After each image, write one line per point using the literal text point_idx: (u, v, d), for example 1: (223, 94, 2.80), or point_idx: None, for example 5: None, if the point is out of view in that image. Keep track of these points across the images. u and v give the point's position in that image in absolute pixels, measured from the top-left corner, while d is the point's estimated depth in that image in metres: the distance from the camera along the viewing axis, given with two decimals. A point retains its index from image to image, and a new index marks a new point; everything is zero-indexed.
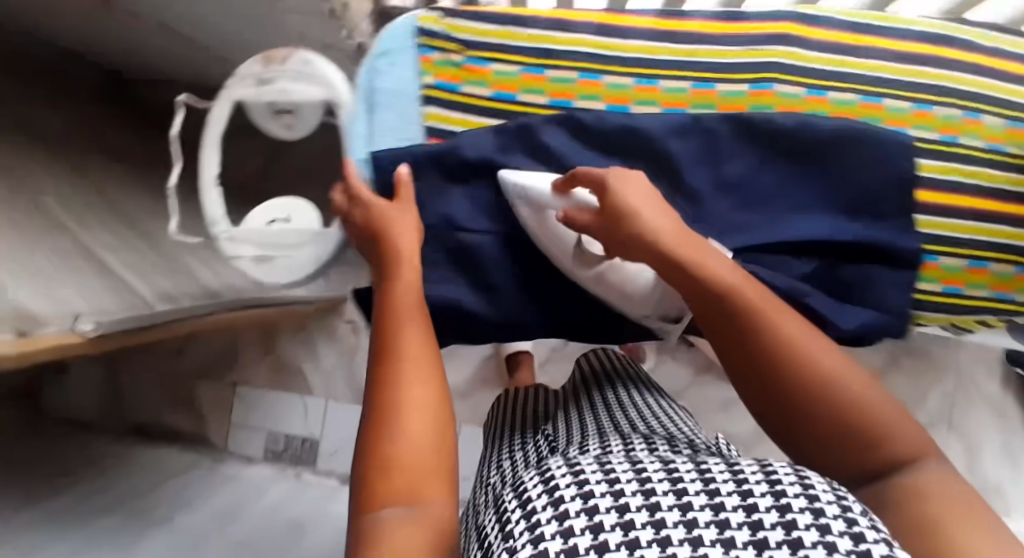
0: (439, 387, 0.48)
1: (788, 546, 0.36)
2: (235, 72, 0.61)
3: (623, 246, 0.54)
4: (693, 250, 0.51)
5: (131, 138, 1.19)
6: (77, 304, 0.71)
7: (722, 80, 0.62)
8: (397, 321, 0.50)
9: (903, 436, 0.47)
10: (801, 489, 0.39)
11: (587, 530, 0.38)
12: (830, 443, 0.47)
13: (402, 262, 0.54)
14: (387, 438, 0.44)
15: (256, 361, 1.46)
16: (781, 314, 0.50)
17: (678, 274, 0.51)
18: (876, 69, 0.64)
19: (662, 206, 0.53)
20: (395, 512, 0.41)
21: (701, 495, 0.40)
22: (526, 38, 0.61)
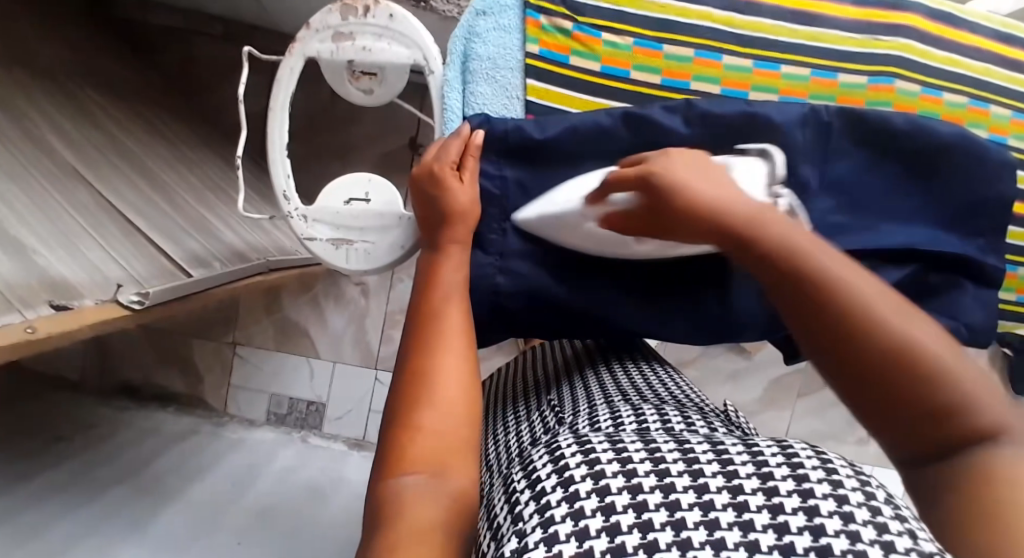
0: (470, 358, 0.42)
1: (805, 513, 0.29)
2: (309, 24, 0.54)
3: (667, 224, 0.42)
4: (733, 206, 0.39)
5: (124, 78, 1.07)
6: (111, 271, 0.65)
7: (843, 69, 0.55)
8: (445, 293, 0.44)
9: (994, 411, 0.32)
10: (822, 460, 0.32)
11: (598, 511, 0.31)
12: (896, 424, 0.33)
13: (462, 225, 0.47)
14: (425, 406, 0.38)
15: (258, 321, 1.39)
16: (847, 264, 0.36)
17: (722, 242, 0.39)
18: (978, 71, 0.58)
19: (707, 172, 0.42)
20: (418, 482, 0.35)
21: (713, 462, 0.34)
22: (636, 7, 0.54)
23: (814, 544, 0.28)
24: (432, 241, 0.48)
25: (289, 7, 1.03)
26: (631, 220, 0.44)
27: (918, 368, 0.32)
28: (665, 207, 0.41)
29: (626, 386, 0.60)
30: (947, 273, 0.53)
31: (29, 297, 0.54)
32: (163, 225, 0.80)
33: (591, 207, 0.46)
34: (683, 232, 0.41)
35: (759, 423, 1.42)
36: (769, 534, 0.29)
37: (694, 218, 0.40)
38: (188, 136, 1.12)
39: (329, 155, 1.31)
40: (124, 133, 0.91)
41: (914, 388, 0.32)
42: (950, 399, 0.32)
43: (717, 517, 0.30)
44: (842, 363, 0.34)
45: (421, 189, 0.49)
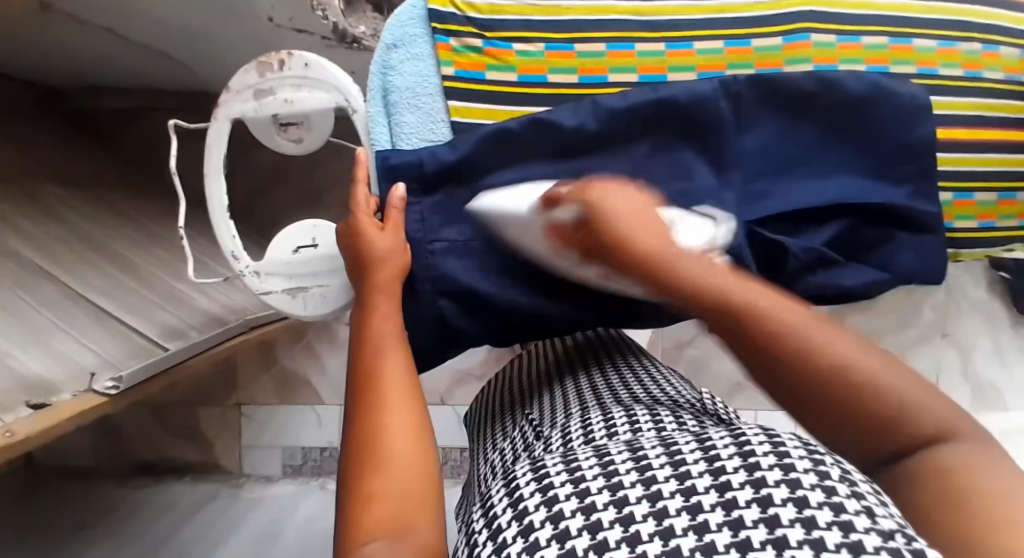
0: (414, 407, 0.43)
1: (759, 505, 0.29)
2: (229, 85, 0.55)
3: (597, 255, 0.43)
4: (677, 260, 0.40)
5: (78, 165, 1.08)
6: (85, 359, 0.66)
7: (756, 34, 0.55)
8: (376, 349, 0.46)
9: (943, 418, 0.35)
10: (772, 446, 0.33)
11: (553, 540, 0.31)
12: (852, 438, 0.36)
13: (384, 269, 0.50)
14: (374, 475, 0.38)
15: (258, 377, 1.39)
16: (784, 302, 0.38)
17: (656, 287, 0.40)
18: (892, 10, 0.58)
19: (638, 213, 0.42)
20: (375, 548, 0.34)
21: (665, 467, 0.34)
22: (540, 13, 0.55)
23: (770, 537, 0.27)
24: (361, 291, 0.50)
25: (227, 67, 1.04)
26: (569, 238, 0.44)
27: (862, 396, 0.35)
28: (596, 239, 0.42)
29: (601, 389, 0.60)
30: (883, 225, 0.56)
31: (6, 401, 0.55)
32: (136, 304, 0.81)
33: (538, 215, 0.45)
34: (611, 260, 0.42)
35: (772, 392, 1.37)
36: (723, 532, 0.28)
37: (626, 256, 0.41)
38: (153, 211, 1.13)
39: (300, 203, 1.32)
40: (87, 221, 0.92)
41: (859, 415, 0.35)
42: (898, 417, 0.35)
43: (672, 524, 0.30)
44: (797, 399, 0.37)
45: (348, 245, 0.52)
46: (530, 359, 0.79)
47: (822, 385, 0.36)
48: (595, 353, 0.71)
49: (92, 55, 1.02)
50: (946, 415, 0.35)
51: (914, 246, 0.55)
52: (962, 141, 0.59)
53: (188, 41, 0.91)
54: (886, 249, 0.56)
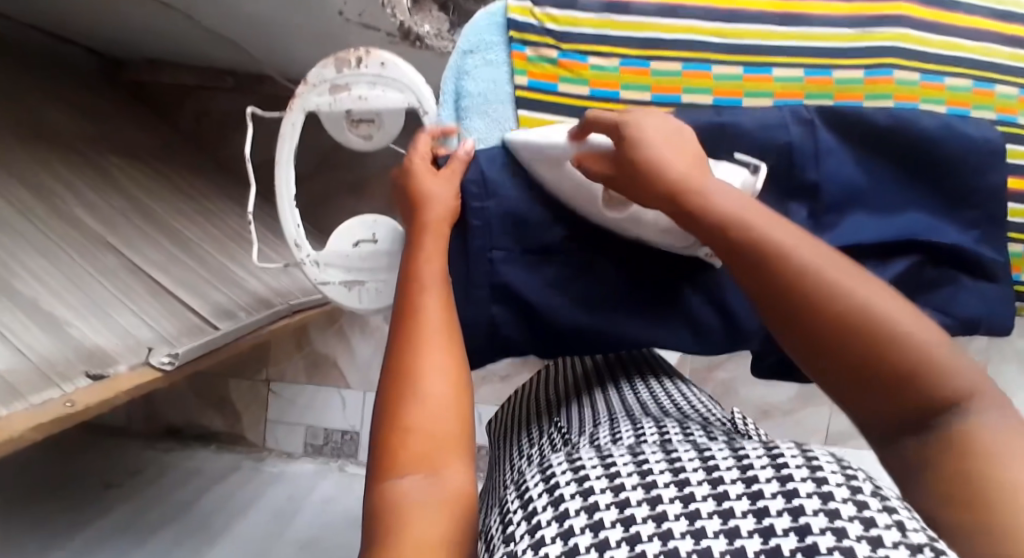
0: (455, 352, 0.43)
1: (784, 497, 0.28)
2: (306, 79, 0.56)
3: (631, 187, 0.43)
4: (705, 186, 0.39)
5: (137, 135, 1.11)
6: (139, 331, 0.68)
7: (837, 65, 0.54)
8: (422, 287, 0.45)
9: (962, 376, 0.33)
10: (802, 449, 0.32)
11: (582, 511, 0.31)
12: (865, 396, 0.34)
13: (432, 206, 0.50)
14: (410, 402, 0.39)
15: (288, 356, 1.41)
16: (808, 239, 0.37)
17: (673, 208, 0.40)
18: (980, 52, 0.56)
19: (666, 140, 0.42)
20: (414, 481, 0.36)
21: (695, 461, 0.33)
22: (622, 27, 0.54)
23: (793, 525, 0.26)
24: (410, 227, 0.50)
25: (289, 54, 1.06)
26: (598, 166, 0.46)
27: (875, 328, 0.33)
28: (630, 165, 0.42)
29: (634, 402, 0.60)
30: (946, 266, 0.54)
31: (66, 370, 0.57)
32: (184, 279, 0.83)
33: (572, 143, 0.48)
34: (640, 191, 0.42)
35: (797, 421, 1.35)
36: (748, 519, 0.27)
37: (654, 186, 0.41)
38: (204, 186, 1.15)
39: (344, 189, 1.34)
40: (143, 192, 0.94)
41: (874, 355, 0.33)
42: (912, 360, 0.33)
43: (698, 507, 0.29)
44: (801, 330, 0.35)
45: (399, 183, 0.53)
46: (557, 374, 0.79)
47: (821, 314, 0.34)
48: (629, 371, 0.70)
49: (159, 30, 1.04)
50: (967, 377, 0.33)
51: (980, 291, 0.54)
52: None
53: (254, 26, 0.92)
54: (947, 290, 0.54)
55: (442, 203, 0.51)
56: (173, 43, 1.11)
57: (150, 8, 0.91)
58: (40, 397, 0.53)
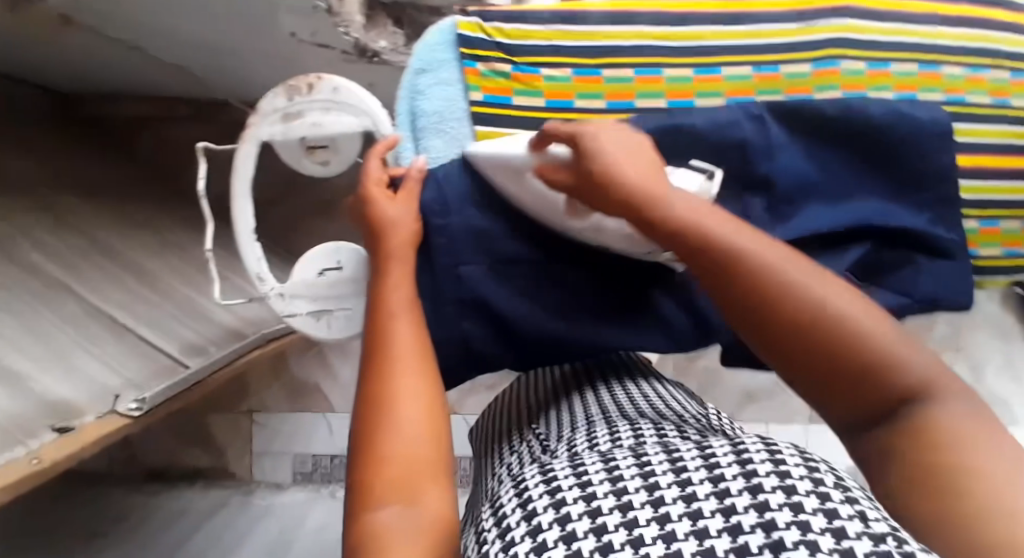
0: (432, 381, 0.43)
1: (750, 492, 0.28)
2: (257, 109, 0.55)
3: (590, 195, 0.42)
4: (665, 190, 0.39)
5: (96, 172, 1.08)
6: (105, 379, 0.67)
7: (784, 60, 0.55)
8: (391, 315, 0.45)
9: (920, 369, 0.34)
10: (765, 444, 0.32)
11: (554, 522, 0.30)
12: (831, 396, 0.35)
13: (392, 233, 0.49)
14: (388, 438, 0.38)
15: (270, 385, 1.39)
16: (763, 238, 0.37)
17: (634, 214, 0.39)
18: (921, 36, 0.58)
19: (620, 146, 0.42)
20: (394, 513, 0.35)
21: (665, 464, 0.33)
22: (571, 37, 0.55)
23: (753, 501, 0.27)
24: (374, 255, 0.50)
25: (245, 80, 1.05)
26: (559, 176, 0.44)
27: (841, 334, 0.34)
28: (588, 176, 0.42)
29: (612, 403, 0.60)
30: (901, 248, 0.55)
31: (31, 426, 0.55)
32: (152, 318, 0.81)
33: (534, 154, 0.46)
34: (599, 198, 0.42)
35: (781, 404, 1.36)
36: (716, 517, 0.27)
37: (614, 192, 0.40)
38: (169, 219, 1.13)
39: (314, 210, 1.32)
40: (105, 231, 0.92)
41: (838, 359, 0.34)
42: (878, 358, 0.34)
43: (667, 510, 0.29)
44: (773, 331, 0.35)
45: (356, 209, 0.52)
46: (533, 383, 0.78)
47: (786, 314, 0.35)
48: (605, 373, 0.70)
49: (110, 64, 1.02)
50: (928, 367, 0.35)
51: (936, 270, 0.55)
52: (984, 168, 0.59)
53: (206, 53, 0.91)
54: (908, 272, 0.55)
55: (403, 227, 0.50)
56: (126, 75, 1.09)
57: (98, 42, 0.89)
58: (4, 456, 0.51)
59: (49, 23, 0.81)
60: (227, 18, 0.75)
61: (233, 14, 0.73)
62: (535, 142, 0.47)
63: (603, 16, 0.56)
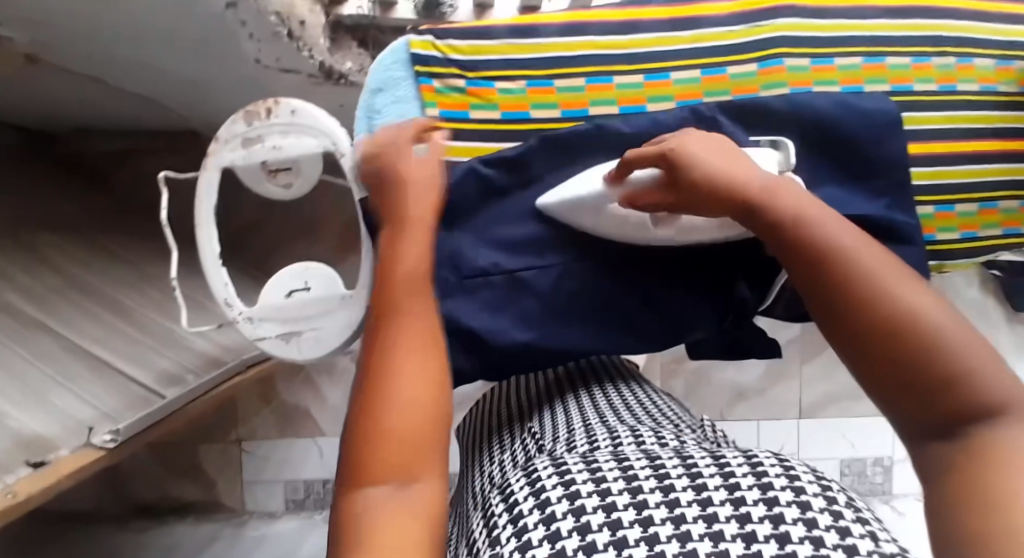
0: (439, 359, 0.41)
1: (771, 522, 0.30)
2: (218, 137, 0.55)
3: (692, 202, 0.48)
4: (770, 193, 0.43)
5: (70, 209, 1.07)
6: (81, 412, 0.66)
7: (731, 62, 0.57)
8: (412, 290, 0.44)
9: (1004, 387, 0.34)
10: (784, 468, 0.34)
11: (574, 532, 0.32)
12: (901, 396, 0.36)
13: (410, 200, 0.48)
14: (389, 410, 0.37)
15: (257, 412, 1.37)
16: (864, 240, 0.40)
17: (736, 212, 0.45)
18: (867, 29, 0.59)
19: (727, 156, 0.47)
20: (389, 491, 0.35)
21: (682, 478, 0.35)
22: (523, 50, 0.56)
23: (774, 531, 0.30)
24: (389, 219, 0.48)
25: (214, 105, 1.03)
26: (651, 197, 0.50)
27: (917, 331, 0.35)
28: (686, 185, 0.47)
29: (610, 406, 0.61)
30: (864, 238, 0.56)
31: (6, 462, 0.55)
32: (128, 350, 0.81)
33: (612, 188, 0.51)
34: (700, 205, 0.47)
35: (771, 400, 1.35)
36: (737, 542, 0.29)
37: (714, 198, 0.46)
38: (147, 252, 1.13)
39: (293, 234, 1.32)
40: (78, 267, 0.91)
41: (907, 351, 0.35)
42: (951, 365, 0.34)
43: (688, 530, 0.31)
44: (850, 322, 0.38)
45: (374, 170, 0.50)
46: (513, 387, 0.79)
47: (871, 308, 0.37)
48: (594, 380, 0.70)
49: (79, 100, 1.02)
50: (1006, 386, 0.34)
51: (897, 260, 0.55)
52: (936, 154, 0.61)
53: (173, 81, 0.90)
54: None
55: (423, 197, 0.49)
56: (97, 110, 1.08)
57: (66, 79, 0.89)
58: None
59: (15, 63, 0.81)
60: (188, 45, 0.75)
61: (197, 43, 0.74)
62: (611, 175, 0.51)
63: (557, 27, 0.57)
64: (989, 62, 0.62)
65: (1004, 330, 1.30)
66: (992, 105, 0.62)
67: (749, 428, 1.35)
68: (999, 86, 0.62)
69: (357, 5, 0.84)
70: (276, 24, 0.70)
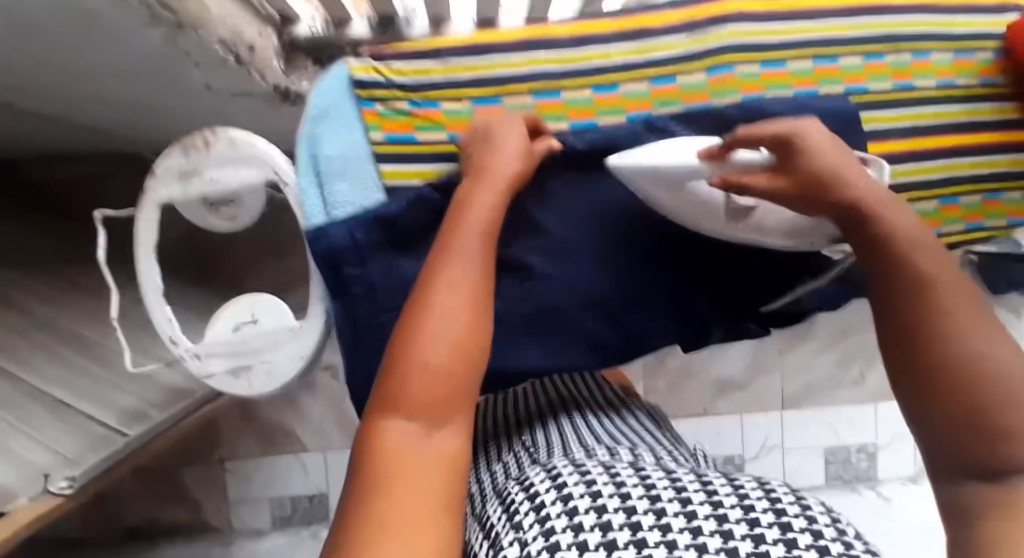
0: (479, 305, 0.41)
1: (785, 544, 0.33)
2: (155, 171, 0.54)
3: (794, 194, 0.44)
4: (866, 197, 0.42)
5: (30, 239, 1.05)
6: (41, 458, 0.65)
7: (680, 71, 0.56)
8: (470, 251, 0.43)
9: None
10: (797, 498, 0.37)
11: (596, 527, 0.35)
12: (942, 424, 0.36)
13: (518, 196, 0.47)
14: (426, 342, 0.38)
15: (239, 432, 1.36)
16: (953, 275, 0.40)
17: (829, 210, 0.43)
18: (819, 30, 0.59)
19: (845, 154, 0.43)
20: (411, 425, 0.37)
21: (699, 493, 0.38)
22: (467, 68, 0.55)
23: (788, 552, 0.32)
24: (468, 190, 0.46)
25: (167, 126, 0.99)
26: (760, 179, 0.44)
27: (977, 370, 0.36)
28: (801, 171, 0.43)
29: (632, 426, 0.61)
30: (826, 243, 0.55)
31: None
32: (90, 389, 0.78)
33: (708, 165, 0.46)
34: (804, 196, 0.43)
35: (754, 393, 1.35)
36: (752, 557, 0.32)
37: (820, 192, 0.42)
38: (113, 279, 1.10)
39: None
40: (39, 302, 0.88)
41: (969, 393, 0.36)
42: (1010, 416, 0.35)
43: (706, 542, 0.33)
44: (911, 346, 0.38)
45: (477, 157, 0.48)
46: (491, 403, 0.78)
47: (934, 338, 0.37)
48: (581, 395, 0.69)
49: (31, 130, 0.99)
50: None
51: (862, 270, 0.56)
52: (896, 153, 0.60)
53: (120, 109, 0.86)
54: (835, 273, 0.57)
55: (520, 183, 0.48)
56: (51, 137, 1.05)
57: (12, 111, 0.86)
58: None
59: None
60: (129, 77, 0.71)
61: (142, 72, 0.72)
62: (712, 152, 0.46)
63: (522, 43, 0.56)
64: (946, 56, 0.61)
65: None
66: (954, 99, 0.61)
67: (733, 422, 1.34)
68: (956, 80, 0.61)
69: (310, 26, 0.83)
70: (222, 53, 0.67)
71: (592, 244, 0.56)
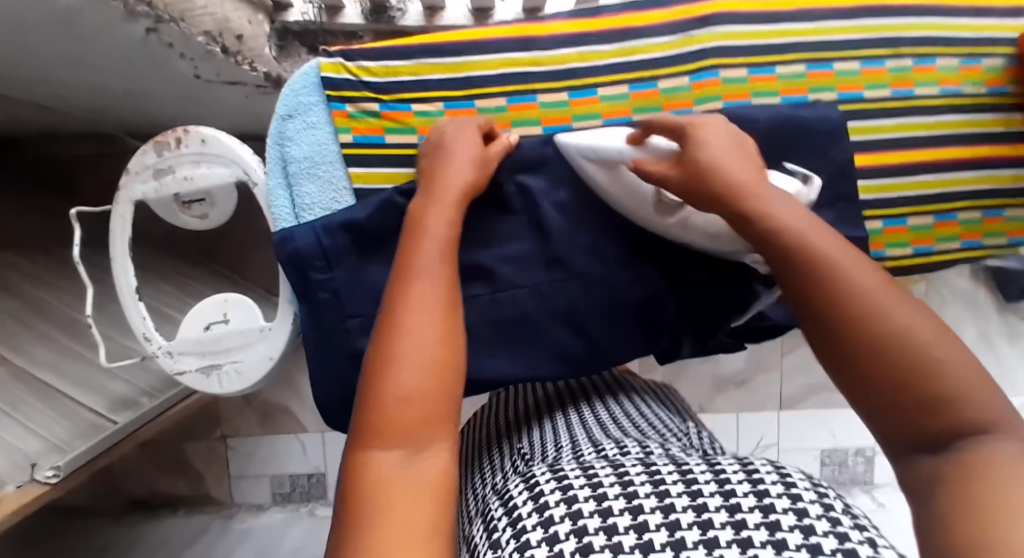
0: (449, 306, 0.39)
1: (767, 528, 0.32)
2: (129, 168, 0.54)
3: (696, 197, 0.44)
4: (765, 197, 0.41)
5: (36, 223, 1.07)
6: (30, 444, 0.67)
7: (660, 76, 0.55)
8: (433, 243, 0.41)
9: (989, 410, 0.32)
10: (779, 475, 0.35)
11: (572, 534, 0.33)
12: (883, 411, 0.33)
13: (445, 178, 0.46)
14: (393, 366, 0.35)
15: (240, 410, 1.39)
16: (862, 258, 0.38)
17: (728, 215, 0.42)
18: (814, 33, 0.56)
19: (740, 150, 0.44)
20: (388, 454, 0.33)
21: (678, 483, 0.36)
22: (441, 69, 0.55)
23: (770, 538, 0.31)
24: (427, 186, 0.46)
25: (164, 112, 0.99)
26: (662, 170, 0.45)
27: (906, 350, 0.33)
28: (695, 171, 0.43)
29: (618, 414, 0.58)
30: None
31: None
32: (82, 374, 0.80)
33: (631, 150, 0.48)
34: (702, 200, 0.44)
35: (752, 392, 1.33)
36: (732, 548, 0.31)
37: (715, 196, 0.42)
38: None
39: None
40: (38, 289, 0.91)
41: (899, 375, 0.33)
42: (945, 387, 0.32)
43: (684, 536, 0.32)
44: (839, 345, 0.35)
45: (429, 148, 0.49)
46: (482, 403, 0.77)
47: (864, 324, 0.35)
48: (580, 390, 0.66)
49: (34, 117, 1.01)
50: (996, 411, 0.32)
51: None
52: (887, 165, 0.57)
53: (116, 98, 0.87)
54: None
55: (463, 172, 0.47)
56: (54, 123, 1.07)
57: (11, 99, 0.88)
58: None
59: None
60: (117, 69, 0.72)
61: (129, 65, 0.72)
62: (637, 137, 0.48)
63: (503, 42, 0.55)
64: (953, 62, 0.57)
65: (996, 319, 1.25)
66: (958, 109, 0.58)
67: (728, 421, 1.34)
68: (962, 88, 0.58)
69: (302, 10, 0.79)
70: (206, 45, 0.67)
71: (563, 253, 0.54)
